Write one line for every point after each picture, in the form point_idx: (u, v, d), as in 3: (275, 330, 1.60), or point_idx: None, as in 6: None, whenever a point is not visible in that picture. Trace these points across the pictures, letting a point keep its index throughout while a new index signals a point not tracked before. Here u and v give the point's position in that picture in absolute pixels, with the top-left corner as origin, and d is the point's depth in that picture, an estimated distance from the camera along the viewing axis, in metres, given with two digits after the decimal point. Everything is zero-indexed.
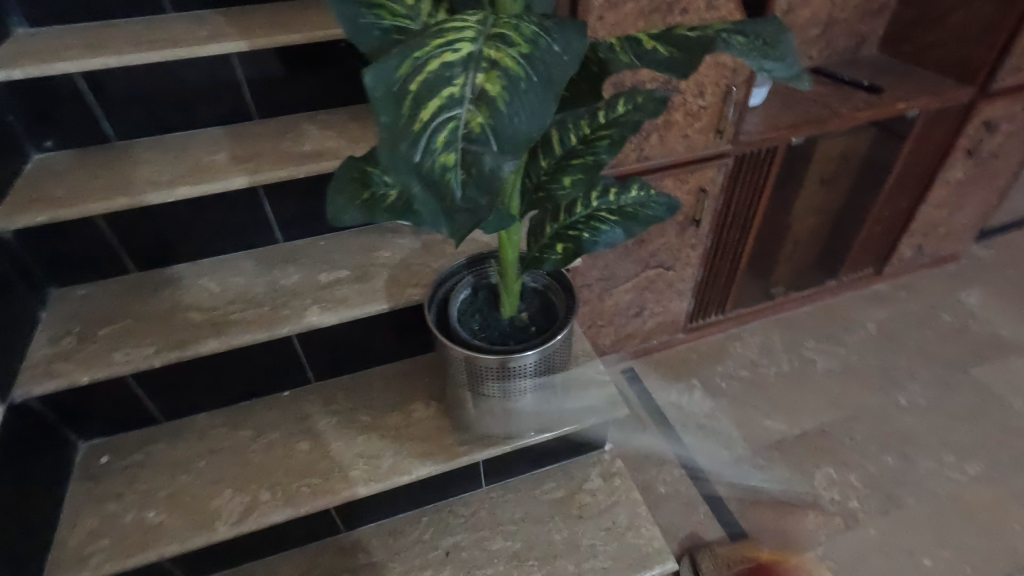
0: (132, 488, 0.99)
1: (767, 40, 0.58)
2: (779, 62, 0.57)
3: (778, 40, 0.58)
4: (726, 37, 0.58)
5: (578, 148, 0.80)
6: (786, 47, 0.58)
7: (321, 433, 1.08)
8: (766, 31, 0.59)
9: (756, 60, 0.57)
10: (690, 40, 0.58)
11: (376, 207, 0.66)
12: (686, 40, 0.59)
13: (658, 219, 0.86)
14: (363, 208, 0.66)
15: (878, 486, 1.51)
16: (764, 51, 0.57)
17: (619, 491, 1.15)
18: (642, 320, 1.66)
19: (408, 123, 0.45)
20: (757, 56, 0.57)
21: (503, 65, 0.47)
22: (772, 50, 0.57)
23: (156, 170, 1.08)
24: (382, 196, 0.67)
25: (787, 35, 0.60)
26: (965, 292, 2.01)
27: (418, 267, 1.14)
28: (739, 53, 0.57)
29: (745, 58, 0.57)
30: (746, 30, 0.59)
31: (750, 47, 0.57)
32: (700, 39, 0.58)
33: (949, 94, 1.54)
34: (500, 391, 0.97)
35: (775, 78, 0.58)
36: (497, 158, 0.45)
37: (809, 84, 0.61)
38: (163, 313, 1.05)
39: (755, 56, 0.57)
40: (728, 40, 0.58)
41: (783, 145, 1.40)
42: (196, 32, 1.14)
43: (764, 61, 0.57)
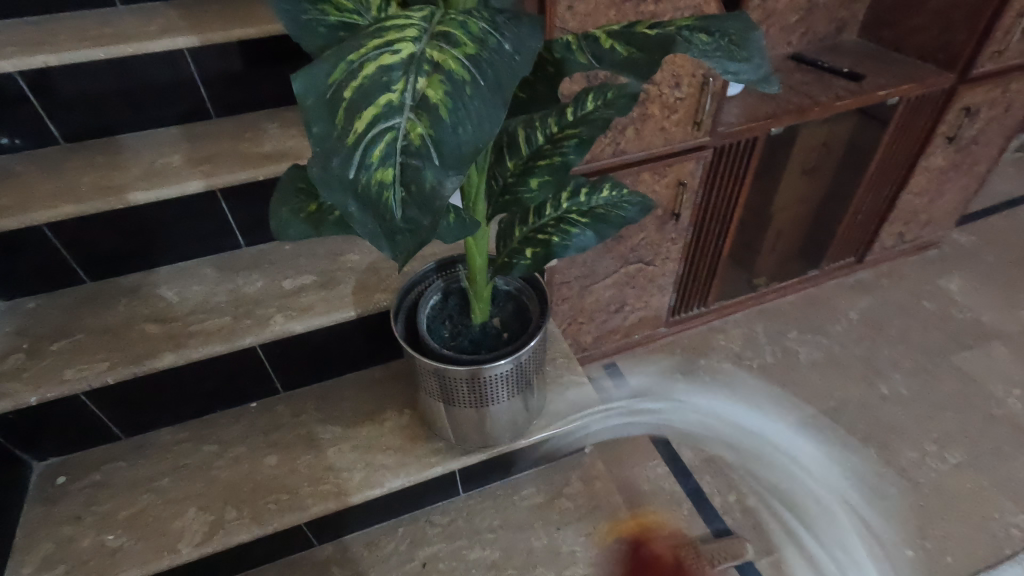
0: (90, 511, 0.95)
1: (733, 40, 0.54)
2: (748, 63, 0.53)
3: (745, 40, 0.55)
4: (688, 36, 0.54)
5: (546, 148, 0.77)
6: (753, 47, 0.54)
7: (290, 445, 1.04)
8: (732, 29, 0.55)
9: (721, 60, 0.53)
10: (649, 38, 0.54)
11: (324, 221, 0.62)
12: (647, 38, 0.54)
13: (632, 220, 0.82)
14: (311, 222, 0.62)
15: (861, 477, 1.50)
16: (729, 52, 0.53)
17: (600, 495, 1.13)
18: (624, 315, 1.63)
19: (341, 135, 0.40)
20: (720, 57, 0.53)
21: (447, 68, 0.41)
22: (737, 50, 0.53)
23: (105, 175, 1.02)
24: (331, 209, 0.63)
25: (755, 33, 0.56)
26: (946, 278, 2.01)
27: (387, 271, 1.10)
28: (701, 53, 0.52)
29: (707, 59, 0.52)
30: (711, 28, 0.55)
31: (715, 47, 0.53)
32: (661, 37, 0.54)
33: (929, 80, 1.52)
34: (473, 401, 0.93)
35: (743, 79, 0.54)
36: (441, 172, 0.39)
37: (779, 87, 0.57)
38: (118, 326, 1.00)
39: (718, 56, 0.53)
40: (691, 39, 0.54)
41: (763, 136, 1.37)
42: (145, 27, 1.08)
43: (729, 62, 0.53)
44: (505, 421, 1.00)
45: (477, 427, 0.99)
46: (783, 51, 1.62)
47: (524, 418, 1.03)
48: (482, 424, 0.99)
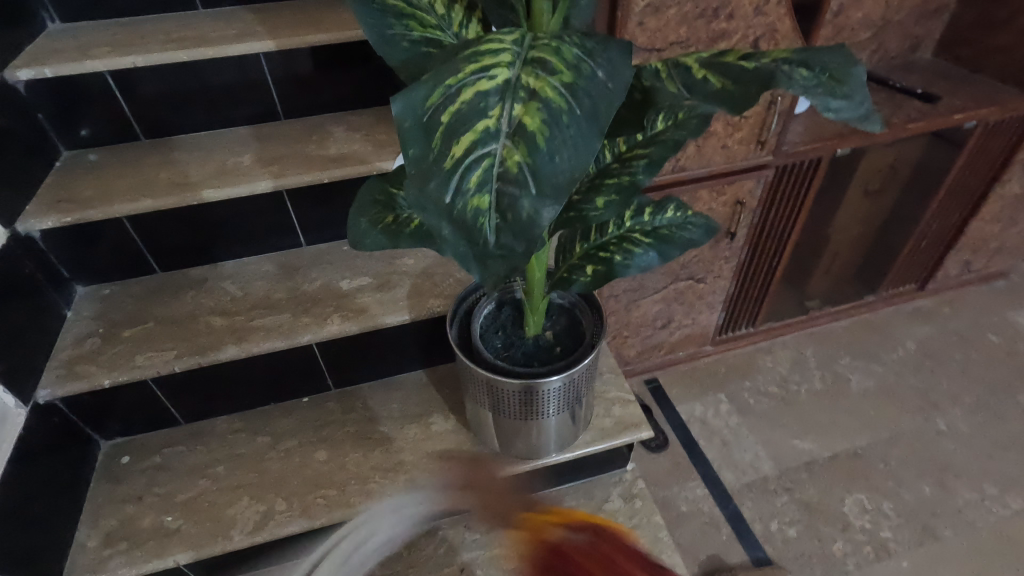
0: (151, 492, 1.00)
1: (835, 75, 0.52)
2: (849, 100, 0.52)
3: (848, 76, 0.53)
4: (787, 69, 0.52)
5: (613, 167, 0.77)
6: (856, 83, 0.52)
7: (339, 442, 1.06)
8: (835, 63, 0.53)
9: (821, 97, 0.51)
10: (746, 71, 0.53)
11: (400, 234, 0.64)
12: (742, 72, 0.53)
13: (697, 243, 0.81)
14: (388, 235, 0.64)
15: (912, 515, 1.44)
16: (831, 88, 0.51)
17: (640, 514, 1.12)
18: (669, 331, 1.61)
19: (438, 159, 0.41)
20: (821, 93, 0.52)
21: (543, 94, 0.41)
22: (840, 86, 0.51)
23: (181, 171, 1.07)
24: (407, 221, 0.66)
25: (858, 68, 0.54)
26: (1014, 310, 1.90)
27: (441, 277, 1.12)
28: (800, 89, 0.51)
29: (807, 96, 0.51)
30: (812, 62, 0.54)
31: (815, 83, 0.52)
32: (757, 70, 0.53)
33: (1010, 104, 1.44)
34: (523, 412, 0.94)
35: (843, 117, 0.52)
36: (536, 202, 0.39)
37: (882, 126, 0.54)
38: (185, 316, 1.05)
39: (820, 92, 0.51)
40: (791, 74, 0.52)
41: (828, 156, 1.33)
42: (225, 31, 1.13)
43: (829, 99, 0.52)
44: (552, 433, 1.00)
45: (524, 438, 1.00)
46: None
47: (570, 432, 1.03)
48: (530, 435, 0.99)
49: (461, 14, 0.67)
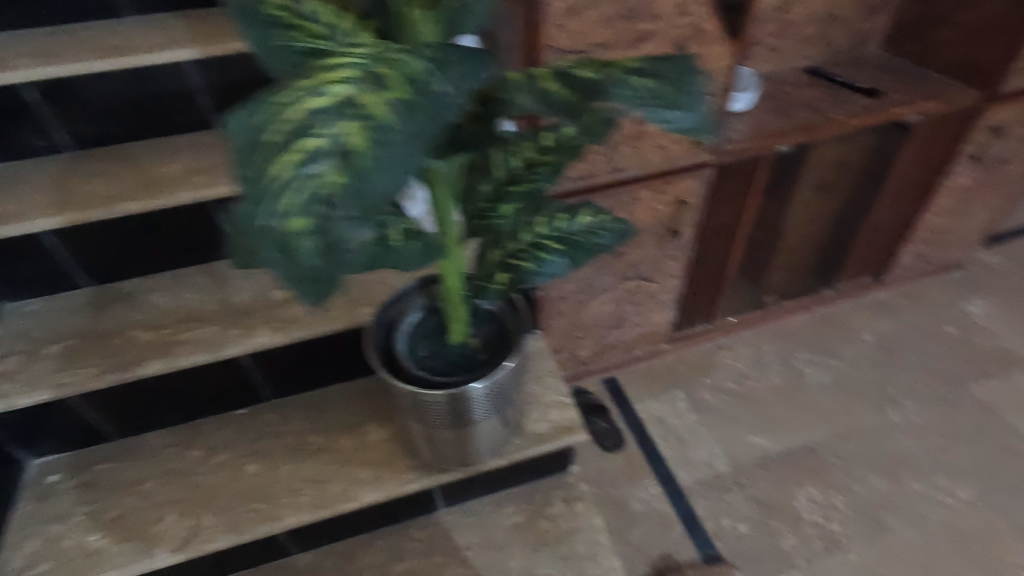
0: (78, 511, 0.98)
1: (674, 86, 0.50)
2: (683, 111, 0.50)
3: (686, 85, 0.50)
4: (625, 81, 0.50)
5: (521, 173, 0.76)
6: (694, 93, 0.50)
7: (272, 454, 1.05)
8: (675, 71, 0.51)
9: (655, 110, 0.50)
10: (585, 82, 0.51)
11: None
12: (584, 82, 0.51)
13: (608, 248, 0.82)
14: None
15: (863, 509, 1.45)
16: (664, 99, 0.50)
17: (581, 517, 1.12)
18: (624, 330, 1.61)
19: (261, 179, 0.39)
20: (655, 105, 0.50)
21: (372, 112, 0.40)
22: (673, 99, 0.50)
23: (104, 184, 1.05)
24: None
25: (699, 75, 0.52)
26: (971, 301, 1.92)
27: (375, 285, 1.11)
28: (634, 102, 0.50)
29: (639, 109, 0.50)
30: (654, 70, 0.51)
31: (651, 95, 0.50)
32: (595, 82, 0.50)
33: (953, 98, 1.44)
34: (450, 420, 0.93)
35: (678, 129, 0.51)
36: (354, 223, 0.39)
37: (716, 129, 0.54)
38: (111, 332, 1.03)
39: (653, 105, 0.50)
40: (628, 85, 0.50)
41: (769, 154, 1.33)
42: (151, 39, 1.10)
43: (663, 111, 0.50)
44: (483, 439, 1.00)
45: (456, 446, 0.99)
46: (799, 64, 1.57)
47: (502, 436, 1.03)
48: (461, 442, 0.99)
49: (351, 23, 0.60)
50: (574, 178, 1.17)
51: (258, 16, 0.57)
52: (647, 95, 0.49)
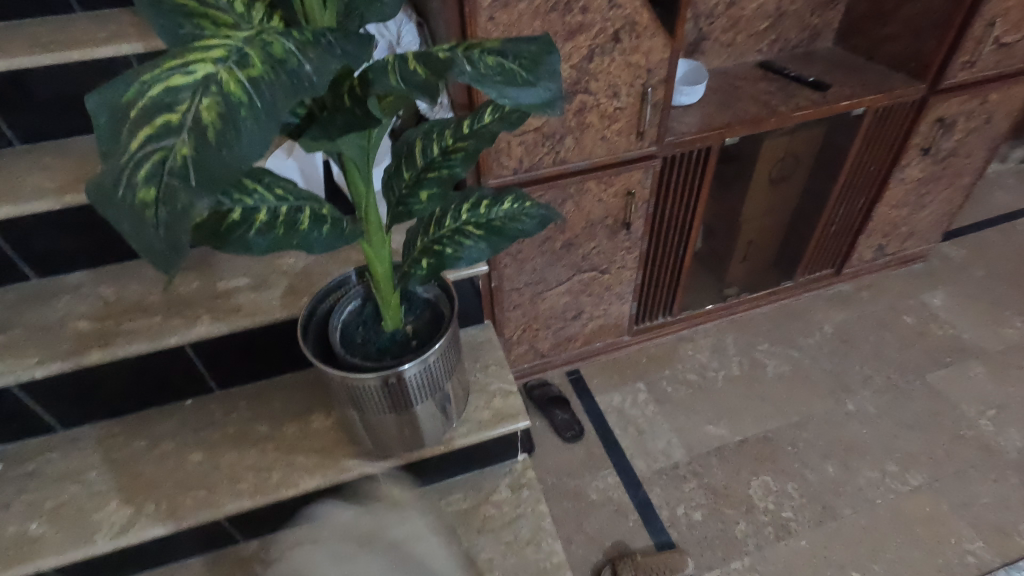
0: (19, 499, 0.99)
1: (523, 66, 0.51)
2: (528, 87, 0.49)
3: (540, 62, 0.51)
4: (472, 57, 0.50)
5: (438, 160, 0.79)
6: (547, 70, 0.51)
7: (215, 443, 1.06)
8: (529, 50, 0.52)
9: (499, 85, 0.48)
10: (437, 60, 0.50)
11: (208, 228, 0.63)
12: (435, 61, 0.50)
13: (528, 233, 0.83)
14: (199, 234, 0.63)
15: (814, 496, 1.47)
16: (509, 77, 0.49)
17: (526, 504, 1.13)
18: (582, 323, 1.62)
19: (117, 155, 0.40)
20: (500, 81, 0.49)
21: (230, 90, 0.42)
22: (523, 74, 0.50)
23: (47, 177, 1.06)
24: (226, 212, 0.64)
25: (555, 57, 0.52)
26: (930, 292, 1.94)
27: (319, 275, 1.12)
28: (478, 77, 0.48)
29: (483, 84, 0.48)
30: (507, 51, 0.52)
31: (494, 71, 0.49)
32: (445, 60, 0.49)
33: (898, 90, 1.47)
34: (385, 406, 0.94)
35: (526, 105, 0.49)
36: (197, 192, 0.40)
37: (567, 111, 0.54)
38: (54, 322, 1.04)
39: (497, 80, 0.49)
40: (478, 63, 0.50)
41: (716, 146, 1.35)
42: (95, 34, 1.12)
43: (507, 88, 0.49)
44: (421, 425, 1.01)
45: (394, 432, 1.00)
46: (752, 59, 1.60)
47: (440, 423, 1.04)
48: (398, 429, 1.00)
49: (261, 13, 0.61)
50: (519, 170, 1.19)
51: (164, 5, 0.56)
52: (487, 69, 0.48)
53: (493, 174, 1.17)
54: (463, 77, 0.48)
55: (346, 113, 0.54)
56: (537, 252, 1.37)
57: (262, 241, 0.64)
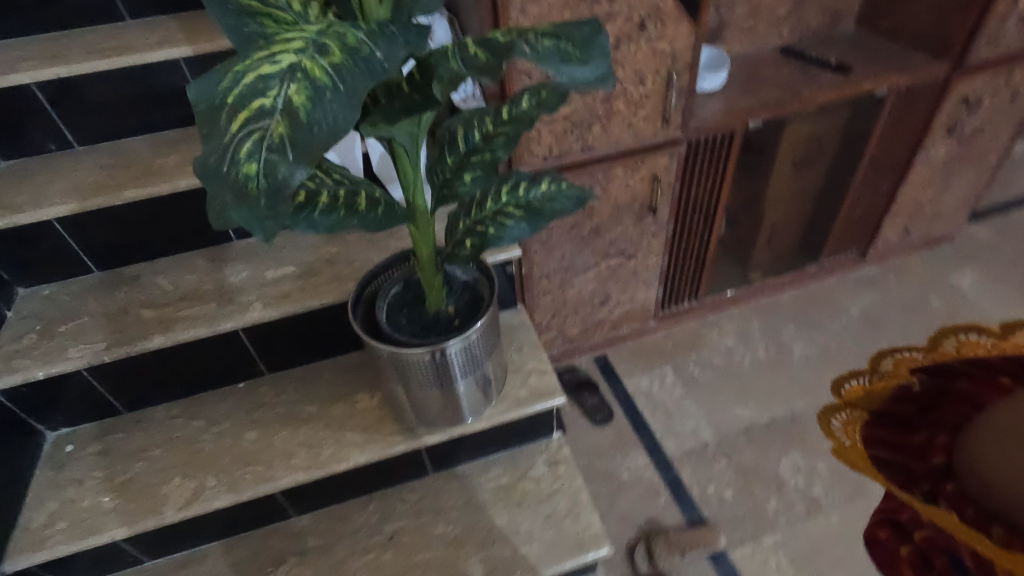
0: (92, 475, 1.06)
1: (576, 44, 0.56)
2: (582, 65, 0.55)
3: (591, 40, 0.57)
4: (530, 40, 0.55)
5: (480, 145, 0.84)
6: (598, 49, 0.57)
7: (268, 423, 1.12)
8: (581, 31, 0.57)
9: (556, 64, 0.55)
10: (497, 43, 0.55)
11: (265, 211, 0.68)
12: (496, 44, 0.55)
13: (567, 213, 0.87)
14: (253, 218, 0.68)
15: (845, 474, 1.49)
16: (565, 56, 0.55)
17: (562, 479, 1.18)
18: (609, 308, 1.66)
19: (219, 136, 0.46)
20: (556, 60, 0.55)
21: (314, 76, 0.47)
22: (577, 52, 0.56)
23: (109, 175, 1.13)
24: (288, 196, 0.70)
25: (604, 36, 0.58)
26: (958, 274, 1.94)
27: (361, 263, 1.18)
28: (538, 58, 0.55)
29: (542, 63, 0.55)
30: (560, 32, 0.57)
31: (551, 51, 0.55)
32: (504, 43, 0.55)
33: (921, 70, 1.48)
34: (430, 382, 0.99)
35: (580, 82, 0.56)
36: (292, 166, 0.45)
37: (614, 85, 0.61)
38: (118, 310, 1.11)
39: (554, 60, 0.55)
40: (536, 43, 0.55)
41: (740, 130, 1.38)
42: (148, 39, 1.18)
43: (563, 66, 0.55)
44: (462, 401, 1.06)
45: (437, 408, 1.06)
46: (773, 44, 1.62)
47: (480, 400, 1.09)
48: (441, 405, 1.05)
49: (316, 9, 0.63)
50: (548, 157, 1.23)
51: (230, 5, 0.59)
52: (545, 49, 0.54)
53: (524, 162, 1.21)
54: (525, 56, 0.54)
55: (404, 100, 0.60)
56: (566, 238, 1.41)
57: (325, 221, 0.70)
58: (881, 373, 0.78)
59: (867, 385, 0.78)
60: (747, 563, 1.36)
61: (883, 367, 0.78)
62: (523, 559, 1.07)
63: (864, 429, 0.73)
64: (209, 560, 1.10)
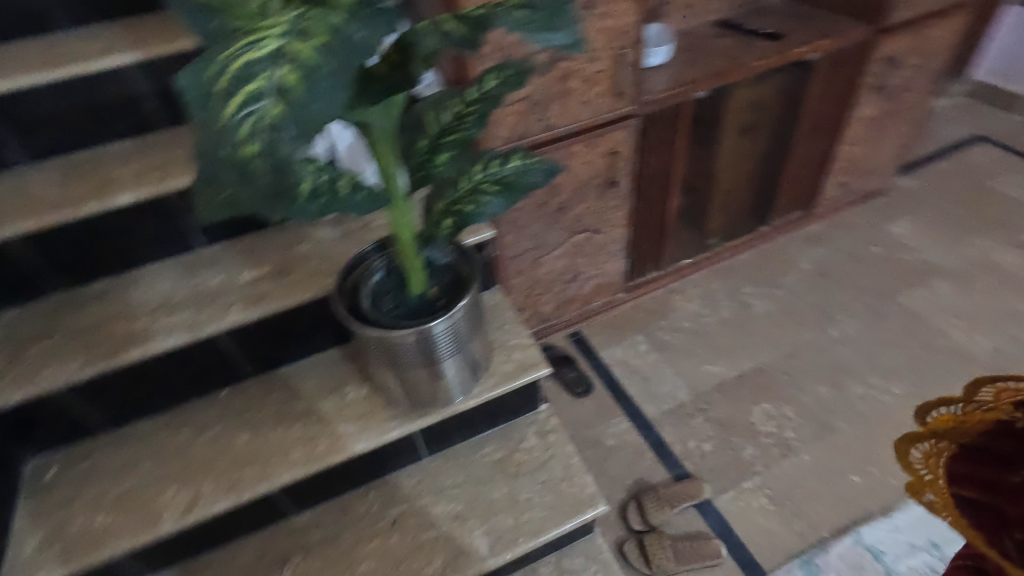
0: (81, 496, 1.03)
1: (548, 12, 0.60)
2: (557, 31, 0.59)
3: (561, 8, 0.60)
4: (505, 12, 0.59)
5: (453, 125, 0.87)
6: (568, 15, 0.60)
7: (260, 424, 1.12)
8: None
9: (534, 31, 0.59)
10: (474, 16, 0.58)
11: None
12: (472, 17, 0.58)
13: (539, 185, 0.91)
14: None
15: (811, 415, 1.59)
16: (540, 23, 0.59)
17: (554, 446, 1.22)
18: (579, 284, 1.71)
19: (215, 120, 0.47)
20: (533, 28, 0.59)
21: (303, 56, 0.49)
22: (550, 19, 0.59)
23: (64, 190, 1.10)
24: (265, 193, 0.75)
25: (571, 4, 0.62)
26: (894, 223, 2.08)
27: (338, 256, 1.19)
28: (515, 25, 0.58)
29: (520, 31, 0.58)
30: (531, 3, 0.61)
31: (527, 21, 0.59)
32: (480, 16, 0.59)
33: (846, 34, 1.59)
34: (419, 363, 1.02)
35: (555, 47, 0.60)
36: (293, 142, 0.48)
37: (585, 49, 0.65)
38: (91, 327, 1.08)
39: (530, 28, 0.59)
40: (510, 14, 0.59)
41: (688, 100, 1.45)
42: (91, 48, 1.15)
43: (540, 32, 0.59)
44: (452, 381, 1.09)
45: (429, 389, 1.08)
46: (711, 18, 1.70)
47: (469, 378, 1.12)
48: (432, 385, 1.08)
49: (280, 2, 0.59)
50: (512, 138, 1.26)
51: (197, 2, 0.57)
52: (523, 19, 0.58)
53: (489, 145, 1.25)
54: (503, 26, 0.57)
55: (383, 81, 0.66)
56: (533, 217, 1.45)
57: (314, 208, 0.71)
58: (980, 399, 0.65)
59: (958, 414, 0.65)
60: (731, 508, 1.44)
61: (981, 396, 0.64)
62: (525, 525, 1.11)
63: (946, 464, 0.64)
64: (213, 566, 1.09)
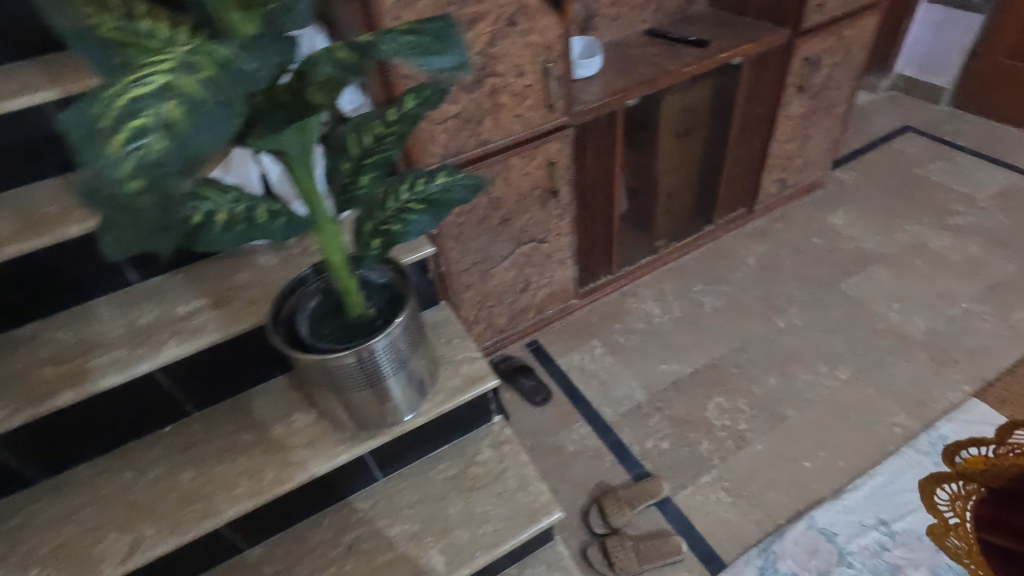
0: (14, 550, 0.99)
1: (433, 39, 0.63)
2: (443, 55, 0.63)
3: (445, 35, 0.64)
4: (391, 36, 0.61)
5: (373, 146, 0.88)
6: (451, 41, 0.64)
7: (204, 460, 1.10)
8: (435, 27, 0.64)
9: (421, 57, 0.62)
10: (362, 42, 0.60)
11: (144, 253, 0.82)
12: (359, 43, 0.60)
13: (464, 200, 0.93)
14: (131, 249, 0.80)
15: (763, 406, 1.63)
16: (425, 48, 0.62)
17: (508, 457, 1.23)
18: (531, 293, 1.73)
19: (97, 156, 0.47)
20: (418, 53, 0.62)
21: (189, 91, 0.50)
22: (435, 45, 0.63)
23: None
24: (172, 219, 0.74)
25: (457, 29, 0.65)
26: (832, 214, 2.17)
27: (277, 283, 1.18)
28: (399, 50, 0.61)
29: (405, 57, 0.61)
30: (418, 29, 0.64)
31: (414, 46, 0.62)
32: (368, 42, 0.60)
33: (766, 38, 1.66)
34: (362, 385, 1.01)
35: (443, 71, 0.64)
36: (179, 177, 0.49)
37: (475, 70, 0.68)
38: (18, 372, 1.05)
39: (415, 54, 0.62)
40: (392, 37, 0.61)
41: (620, 109, 1.49)
42: (5, 87, 1.12)
43: (425, 57, 0.62)
44: (398, 400, 1.09)
45: (374, 410, 1.08)
46: (640, 28, 1.75)
47: (415, 396, 1.12)
48: (377, 406, 1.07)
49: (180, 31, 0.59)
50: (446, 155, 1.27)
51: (89, 37, 0.56)
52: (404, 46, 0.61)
53: (423, 163, 1.26)
54: (388, 53, 0.60)
55: None
56: (477, 231, 1.46)
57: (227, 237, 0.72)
58: None
59: None
60: (690, 503, 1.46)
61: None
62: (482, 538, 1.11)
63: None
64: None
